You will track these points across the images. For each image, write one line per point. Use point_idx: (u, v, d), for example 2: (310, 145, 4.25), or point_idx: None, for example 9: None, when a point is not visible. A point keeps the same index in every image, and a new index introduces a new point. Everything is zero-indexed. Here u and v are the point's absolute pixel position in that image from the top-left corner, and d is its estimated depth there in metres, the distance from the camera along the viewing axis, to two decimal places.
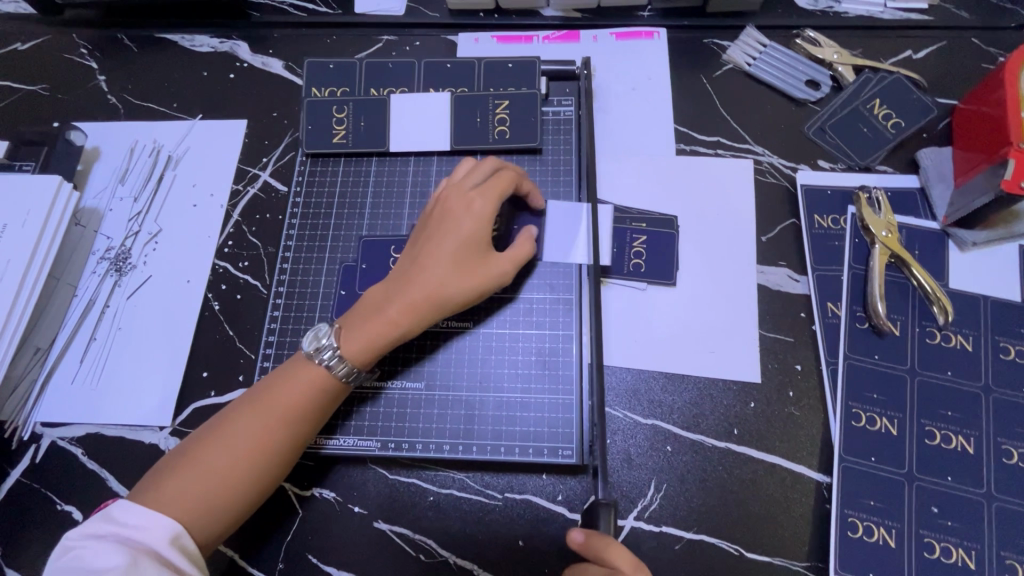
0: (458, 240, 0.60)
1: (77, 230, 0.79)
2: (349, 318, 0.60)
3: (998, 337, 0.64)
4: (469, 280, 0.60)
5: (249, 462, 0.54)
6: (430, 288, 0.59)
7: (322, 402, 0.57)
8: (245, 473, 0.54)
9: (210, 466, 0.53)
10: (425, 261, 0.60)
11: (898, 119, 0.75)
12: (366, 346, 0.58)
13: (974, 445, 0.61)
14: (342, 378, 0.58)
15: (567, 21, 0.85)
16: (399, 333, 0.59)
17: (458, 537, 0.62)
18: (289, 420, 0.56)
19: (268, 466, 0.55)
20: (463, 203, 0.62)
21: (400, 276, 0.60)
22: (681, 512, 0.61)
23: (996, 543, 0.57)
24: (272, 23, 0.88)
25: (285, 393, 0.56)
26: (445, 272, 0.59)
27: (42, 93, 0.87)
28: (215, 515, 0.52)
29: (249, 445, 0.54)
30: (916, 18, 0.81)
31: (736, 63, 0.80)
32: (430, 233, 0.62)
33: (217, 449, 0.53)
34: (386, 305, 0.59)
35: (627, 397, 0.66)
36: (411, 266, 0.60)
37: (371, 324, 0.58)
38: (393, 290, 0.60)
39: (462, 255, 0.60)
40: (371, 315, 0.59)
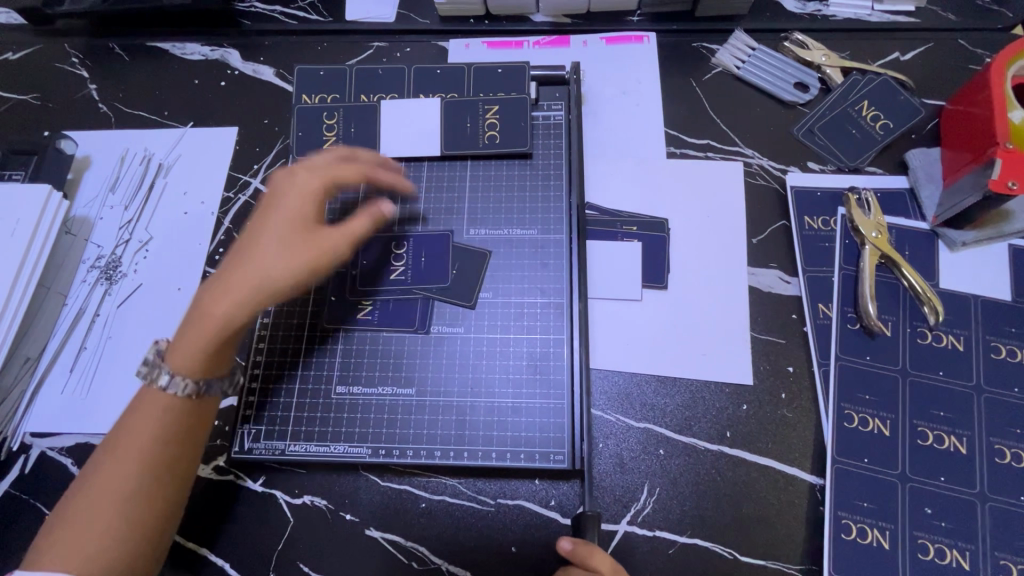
0: (281, 224, 0.57)
1: (67, 238, 0.78)
2: (186, 324, 0.55)
3: (988, 336, 0.64)
4: (278, 261, 0.55)
5: (127, 487, 0.51)
6: (243, 276, 0.54)
7: (171, 407, 0.54)
8: (128, 499, 0.50)
9: (90, 500, 0.50)
10: (249, 248, 0.56)
11: (886, 121, 0.75)
12: (194, 349, 0.53)
13: (966, 445, 0.60)
14: (190, 392, 0.54)
15: (557, 26, 0.85)
16: (224, 329, 0.54)
17: (450, 544, 0.62)
18: (145, 433, 0.52)
19: (147, 484, 0.51)
20: (273, 194, 0.60)
21: (230, 263, 0.56)
22: (674, 515, 0.61)
23: (991, 544, 0.57)
24: (263, 31, 0.88)
25: (135, 413, 0.53)
26: (266, 260, 0.55)
27: (33, 102, 0.87)
28: (112, 550, 0.49)
29: (124, 468, 0.51)
30: (903, 20, 0.81)
31: (725, 66, 0.80)
32: (256, 219, 0.59)
33: (95, 482, 0.51)
34: (203, 304, 0.54)
35: (619, 400, 0.65)
36: (242, 252, 0.56)
37: (197, 326, 0.54)
38: (217, 286, 0.55)
39: (278, 238, 0.56)
40: (192, 319, 0.55)
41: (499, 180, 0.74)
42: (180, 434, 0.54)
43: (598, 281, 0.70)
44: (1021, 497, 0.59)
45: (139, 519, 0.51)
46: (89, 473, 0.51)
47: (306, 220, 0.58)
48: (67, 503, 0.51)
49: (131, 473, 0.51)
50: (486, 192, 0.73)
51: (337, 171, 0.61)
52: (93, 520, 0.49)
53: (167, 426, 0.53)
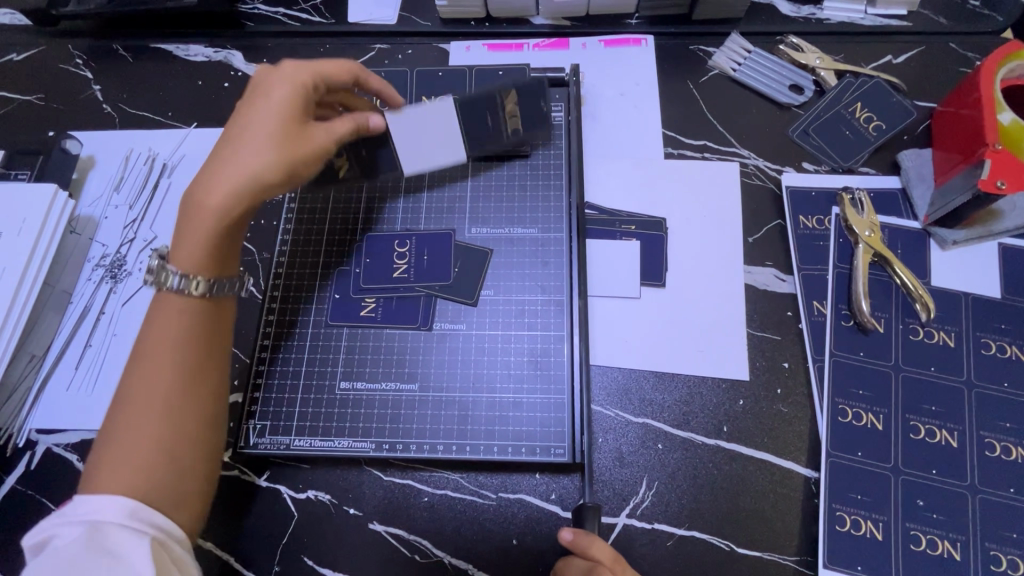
0: (260, 128, 0.58)
1: (72, 237, 0.79)
2: (180, 226, 0.58)
3: (978, 332, 0.66)
4: (263, 164, 0.58)
5: (160, 413, 0.52)
6: (228, 177, 0.57)
7: (193, 325, 0.56)
8: (166, 422, 0.52)
9: (128, 431, 0.51)
10: (230, 150, 0.58)
11: (879, 122, 0.77)
12: (197, 244, 0.57)
13: (957, 438, 0.62)
14: (205, 293, 0.57)
15: (557, 29, 0.86)
16: (223, 215, 0.57)
17: (452, 537, 0.63)
18: (174, 352, 0.54)
19: (188, 420, 0.53)
20: (258, 97, 0.61)
21: (204, 168, 0.58)
22: (673, 509, 0.62)
23: (981, 535, 0.59)
24: (267, 33, 0.89)
25: (159, 335, 0.55)
26: (254, 142, 0.58)
27: (37, 103, 0.88)
28: (161, 473, 0.51)
29: (161, 390, 0.53)
30: (896, 24, 0.83)
31: (722, 68, 0.82)
32: (231, 126, 0.60)
33: (129, 417, 0.52)
34: (197, 197, 0.57)
35: (618, 396, 0.67)
36: (224, 156, 0.58)
37: (195, 223, 0.56)
38: (208, 179, 0.57)
39: (264, 140, 0.58)
40: (190, 218, 0.57)
41: (500, 180, 0.75)
42: (214, 370, 0.56)
43: (598, 279, 0.71)
44: (1010, 489, 0.60)
45: (180, 438, 0.53)
46: (119, 405, 0.52)
47: (295, 123, 0.60)
48: (104, 435, 0.52)
49: (163, 395, 0.53)
50: (488, 192, 0.75)
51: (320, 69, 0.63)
52: (137, 446, 0.51)
53: (190, 346, 0.55)
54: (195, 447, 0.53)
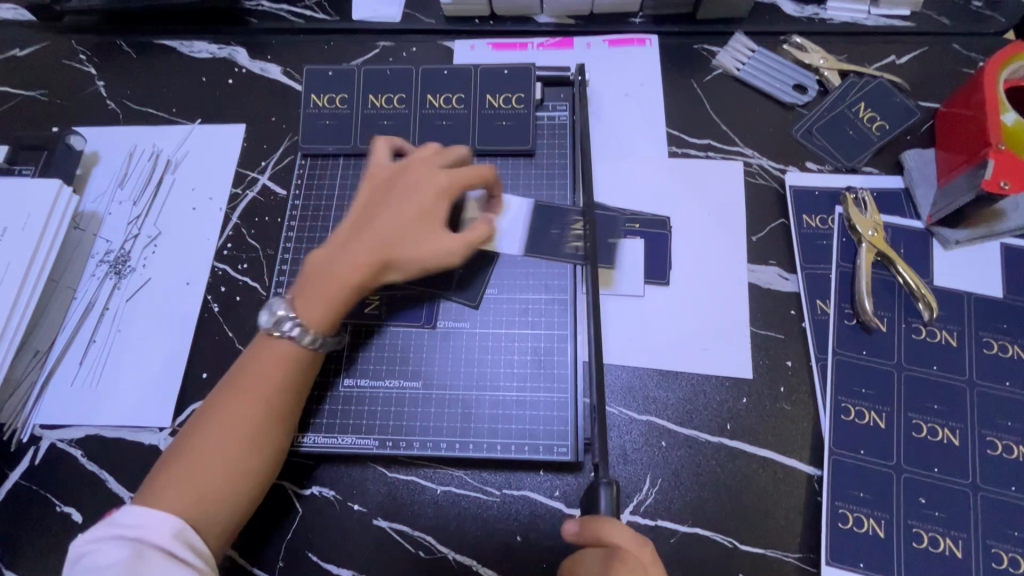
0: (397, 220, 0.61)
1: (76, 233, 0.79)
2: (303, 282, 0.61)
3: (981, 332, 0.66)
4: (410, 250, 0.61)
5: (236, 448, 0.54)
6: (378, 253, 0.60)
7: (288, 377, 0.58)
8: (237, 460, 0.54)
9: (202, 457, 0.53)
10: (377, 225, 0.61)
11: (882, 122, 0.77)
12: (321, 303, 0.59)
13: (958, 437, 0.62)
14: (311, 346, 0.58)
15: (561, 27, 0.87)
16: (352, 290, 0.60)
17: (456, 534, 0.63)
18: (263, 397, 0.56)
19: (261, 446, 0.56)
20: (407, 180, 0.64)
21: (366, 235, 0.61)
22: (676, 505, 0.62)
23: (983, 533, 0.59)
24: (271, 30, 0.89)
25: (253, 374, 0.57)
26: (392, 233, 0.61)
27: (41, 98, 0.88)
28: (215, 504, 0.53)
29: (243, 411, 0.55)
30: (899, 24, 0.83)
31: (725, 68, 0.82)
32: (386, 200, 0.63)
33: (205, 441, 0.54)
34: (336, 265, 0.60)
35: (622, 394, 0.67)
36: (364, 231, 0.61)
37: (326, 284, 0.59)
38: (342, 251, 0.61)
39: (412, 226, 0.61)
40: (320, 277, 0.60)
41: (504, 178, 0.75)
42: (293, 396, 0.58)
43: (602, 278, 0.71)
44: (1012, 487, 0.60)
45: (245, 475, 0.55)
46: (203, 419, 0.55)
47: (435, 223, 0.62)
48: (181, 441, 0.55)
49: (243, 434, 0.55)
50: None
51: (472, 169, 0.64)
52: (203, 472, 0.53)
53: (279, 396, 0.57)
54: (253, 484, 0.55)
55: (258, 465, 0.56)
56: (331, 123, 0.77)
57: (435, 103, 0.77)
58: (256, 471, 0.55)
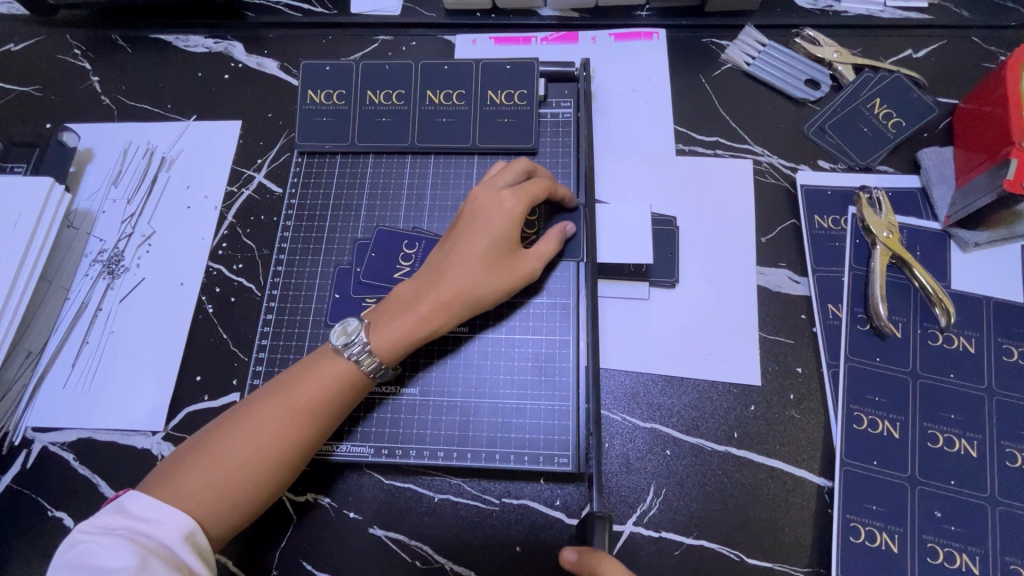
0: (476, 248, 0.61)
1: (69, 232, 0.78)
2: (375, 315, 0.60)
3: (1000, 338, 0.64)
4: (488, 283, 0.60)
5: (260, 457, 0.52)
6: (458, 288, 0.59)
7: (333, 396, 0.56)
8: (259, 471, 0.52)
9: (227, 457, 0.52)
10: (456, 259, 0.60)
11: (898, 119, 0.74)
12: (401, 339, 0.58)
13: (977, 448, 0.60)
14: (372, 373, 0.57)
15: (565, 21, 0.84)
16: (433, 328, 0.59)
17: (454, 544, 0.61)
18: (305, 414, 0.54)
19: (292, 459, 0.54)
20: (478, 205, 0.63)
21: (443, 271, 0.60)
22: (681, 517, 0.60)
23: (1001, 549, 0.57)
24: (267, 24, 0.87)
25: (300, 386, 0.55)
26: (477, 267, 0.60)
27: (34, 94, 0.87)
28: (230, 508, 0.51)
29: (281, 422, 0.53)
30: (916, 17, 0.80)
31: (735, 63, 0.79)
32: (460, 230, 0.62)
33: (231, 442, 0.52)
34: (417, 301, 0.59)
35: (626, 400, 0.65)
36: (443, 266, 0.60)
37: (404, 321, 0.58)
38: (422, 287, 0.60)
39: (490, 257, 0.61)
40: (400, 313, 0.59)
41: None
42: (335, 415, 0.56)
43: (606, 282, 0.69)
44: None
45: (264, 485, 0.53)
46: (239, 417, 0.54)
47: (510, 251, 0.62)
48: (212, 433, 0.53)
49: (274, 442, 0.53)
50: None
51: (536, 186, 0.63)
52: (224, 474, 0.51)
53: (315, 414, 0.55)
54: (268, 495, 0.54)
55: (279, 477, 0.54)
56: (328, 120, 0.75)
57: (435, 99, 0.74)
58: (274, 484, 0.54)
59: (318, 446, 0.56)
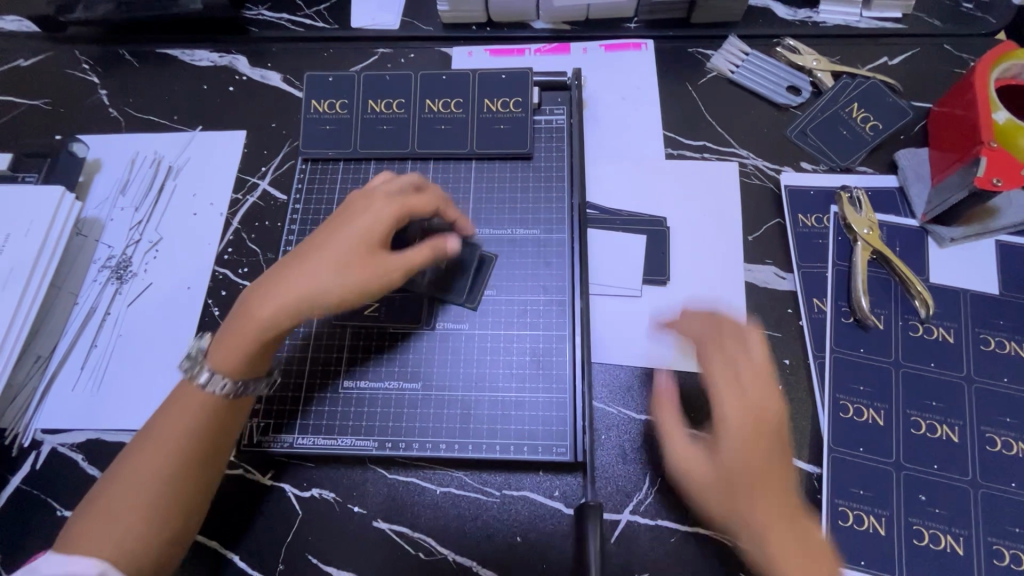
0: (333, 255, 0.60)
1: (78, 239, 0.80)
2: (221, 336, 0.60)
3: (978, 329, 0.66)
4: (332, 286, 0.59)
5: (143, 490, 0.55)
6: (294, 292, 0.58)
7: (188, 436, 0.57)
8: (145, 502, 0.54)
9: (130, 491, 0.54)
10: (310, 268, 0.60)
11: (875, 122, 0.78)
12: (240, 356, 0.58)
13: (958, 433, 0.62)
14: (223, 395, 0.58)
15: (557, 33, 0.88)
16: (253, 341, 0.58)
17: (457, 535, 0.63)
18: (165, 454, 0.56)
19: (172, 502, 0.55)
20: (348, 219, 0.63)
21: (288, 281, 0.60)
22: (676, 505, 0.62)
23: (984, 530, 0.59)
24: (271, 38, 0.90)
25: (164, 427, 0.57)
26: (337, 271, 0.59)
27: (44, 107, 0.89)
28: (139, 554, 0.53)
29: (147, 464, 0.55)
30: (891, 26, 0.84)
31: (720, 71, 0.83)
32: (319, 240, 0.62)
33: (129, 485, 0.54)
34: (260, 314, 0.58)
35: (621, 393, 0.67)
36: (291, 273, 0.60)
37: (236, 338, 0.58)
38: (263, 298, 0.59)
39: (343, 264, 0.60)
40: (239, 329, 0.58)
41: (502, 181, 0.76)
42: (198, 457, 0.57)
43: (600, 281, 0.72)
44: (1012, 483, 0.60)
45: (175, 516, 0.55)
46: (122, 464, 0.56)
47: (371, 255, 0.61)
48: (115, 478, 0.56)
49: (147, 484, 0.54)
50: (492, 193, 0.75)
51: (418, 199, 0.65)
52: (117, 520, 0.53)
53: (195, 446, 0.57)
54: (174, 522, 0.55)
55: (180, 507, 0.56)
56: (331, 128, 0.78)
57: (434, 108, 0.78)
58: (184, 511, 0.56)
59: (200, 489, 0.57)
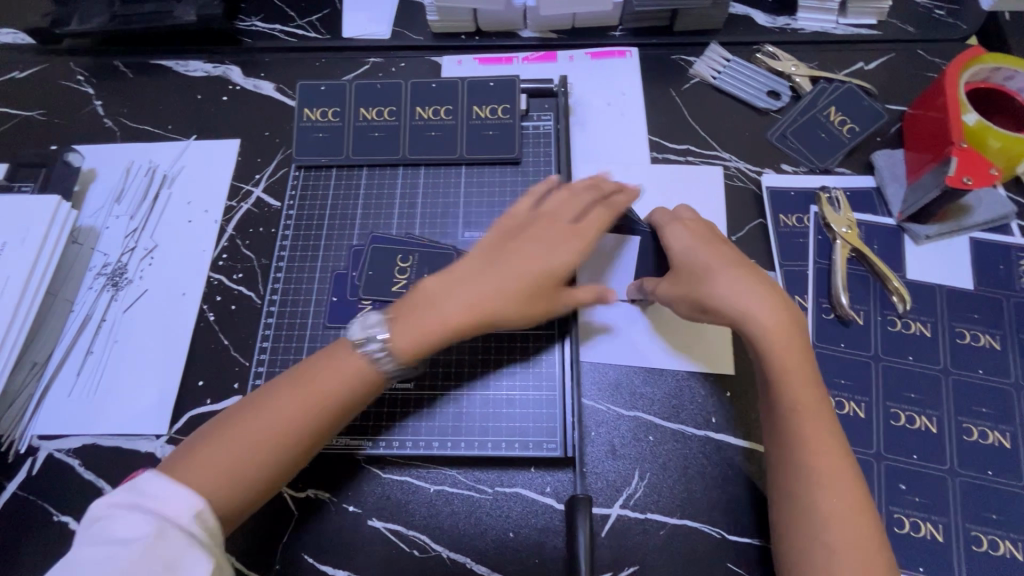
0: (521, 271, 0.62)
1: (73, 247, 0.81)
2: (277, 395, 0.57)
3: (954, 323, 0.69)
4: (417, 343, 0.59)
5: (280, 440, 0.55)
6: (475, 302, 0.60)
7: (342, 395, 0.57)
8: (260, 455, 0.54)
9: (231, 449, 0.54)
10: (456, 303, 0.60)
11: (852, 125, 0.80)
12: (303, 417, 0.56)
13: (936, 424, 0.64)
14: (296, 438, 0.56)
15: (544, 42, 0.90)
16: (326, 406, 0.57)
17: (450, 532, 0.64)
18: (315, 403, 0.57)
19: (290, 448, 0.56)
20: (533, 246, 0.64)
21: (399, 331, 0.59)
22: (665, 498, 0.64)
23: (962, 517, 0.61)
24: (264, 49, 0.92)
25: (318, 378, 0.58)
26: (513, 288, 0.61)
27: (39, 118, 0.91)
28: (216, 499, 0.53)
29: (294, 409, 0.56)
30: (866, 32, 0.87)
31: (702, 77, 0.86)
32: (516, 246, 0.64)
33: (257, 424, 0.55)
34: (336, 376, 0.58)
35: (610, 390, 0.69)
36: (400, 326, 0.59)
37: (302, 401, 0.56)
38: (336, 361, 0.59)
39: (529, 284, 0.61)
40: (310, 390, 0.57)
41: (492, 186, 0.78)
42: (339, 414, 0.58)
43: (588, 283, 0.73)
44: (989, 471, 0.62)
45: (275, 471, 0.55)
46: (246, 407, 0.56)
47: (550, 284, 0.62)
48: (216, 432, 0.55)
49: (285, 430, 0.55)
50: (481, 197, 0.77)
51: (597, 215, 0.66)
52: (223, 460, 0.53)
53: (343, 403, 0.58)
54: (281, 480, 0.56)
55: (280, 469, 0.56)
56: (324, 136, 0.80)
57: (424, 115, 0.79)
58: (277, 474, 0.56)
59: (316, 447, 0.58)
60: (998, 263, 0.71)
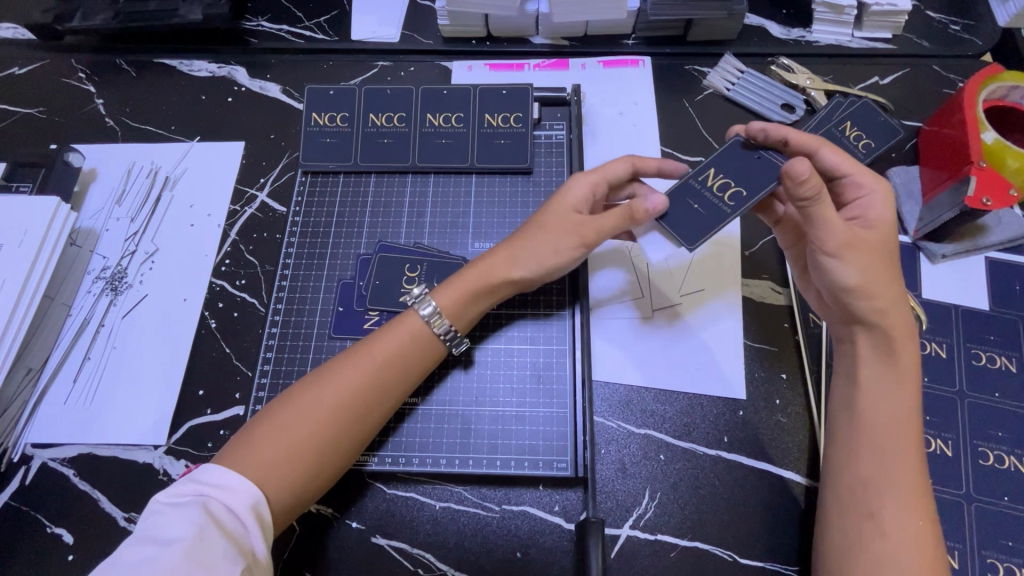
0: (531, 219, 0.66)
1: (71, 250, 0.79)
2: (264, 424, 0.56)
3: (969, 344, 0.68)
4: (383, 352, 0.60)
5: (336, 412, 0.57)
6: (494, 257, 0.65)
7: (404, 358, 0.61)
8: (323, 429, 0.56)
9: (291, 427, 0.56)
10: (402, 323, 0.63)
11: (867, 141, 0.75)
12: (287, 448, 0.55)
13: (952, 448, 0.63)
14: (305, 451, 0.55)
15: (556, 48, 0.89)
16: (311, 431, 0.56)
17: (456, 552, 0.62)
18: (375, 373, 0.59)
19: (347, 431, 0.57)
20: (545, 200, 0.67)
21: (361, 353, 0.60)
22: (675, 520, 0.62)
23: (978, 543, 0.60)
24: (271, 50, 0.91)
25: (376, 347, 0.61)
26: (529, 231, 0.65)
27: (39, 116, 0.89)
28: (280, 485, 0.54)
29: (356, 378, 0.58)
30: (882, 47, 0.86)
31: (716, 88, 0.85)
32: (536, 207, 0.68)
33: (308, 408, 0.57)
34: (317, 399, 0.57)
35: (620, 408, 0.67)
36: (362, 346, 0.61)
37: (288, 427, 0.56)
38: (319, 383, 0.58)
39: (544, 221, 0.65)
40: (291, 416, 0.56)
41: (502, 196, 0.76)
42: (391, 385, 0.60)
43: (603, 334, 0.71)
44: (1005, 497, 0.61)
45: (340, 443, 0.57)
46: (314, 384, 0.58)
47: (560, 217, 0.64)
48: (273, 414, 0.57)
49: (340, 409, 0.57)
50: (491, 208, 0.76)
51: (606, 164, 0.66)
52: (279, 447, 0.55)
53: (389, 376, 0.60)
54: (347, 452, 0.58)
55: (346, 439, 0.57)
56: (332, 141, 0.79)
57: (434, 122, 0.78)
58: (344, 447, 0.57)
59: (371, 424, 0.59)
60: (1014, 284, 0.70)
